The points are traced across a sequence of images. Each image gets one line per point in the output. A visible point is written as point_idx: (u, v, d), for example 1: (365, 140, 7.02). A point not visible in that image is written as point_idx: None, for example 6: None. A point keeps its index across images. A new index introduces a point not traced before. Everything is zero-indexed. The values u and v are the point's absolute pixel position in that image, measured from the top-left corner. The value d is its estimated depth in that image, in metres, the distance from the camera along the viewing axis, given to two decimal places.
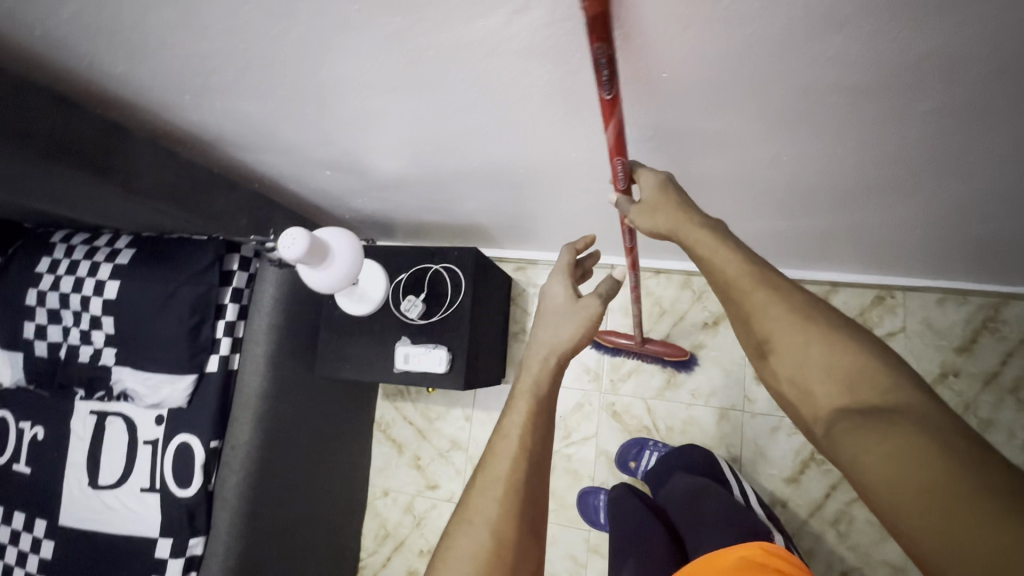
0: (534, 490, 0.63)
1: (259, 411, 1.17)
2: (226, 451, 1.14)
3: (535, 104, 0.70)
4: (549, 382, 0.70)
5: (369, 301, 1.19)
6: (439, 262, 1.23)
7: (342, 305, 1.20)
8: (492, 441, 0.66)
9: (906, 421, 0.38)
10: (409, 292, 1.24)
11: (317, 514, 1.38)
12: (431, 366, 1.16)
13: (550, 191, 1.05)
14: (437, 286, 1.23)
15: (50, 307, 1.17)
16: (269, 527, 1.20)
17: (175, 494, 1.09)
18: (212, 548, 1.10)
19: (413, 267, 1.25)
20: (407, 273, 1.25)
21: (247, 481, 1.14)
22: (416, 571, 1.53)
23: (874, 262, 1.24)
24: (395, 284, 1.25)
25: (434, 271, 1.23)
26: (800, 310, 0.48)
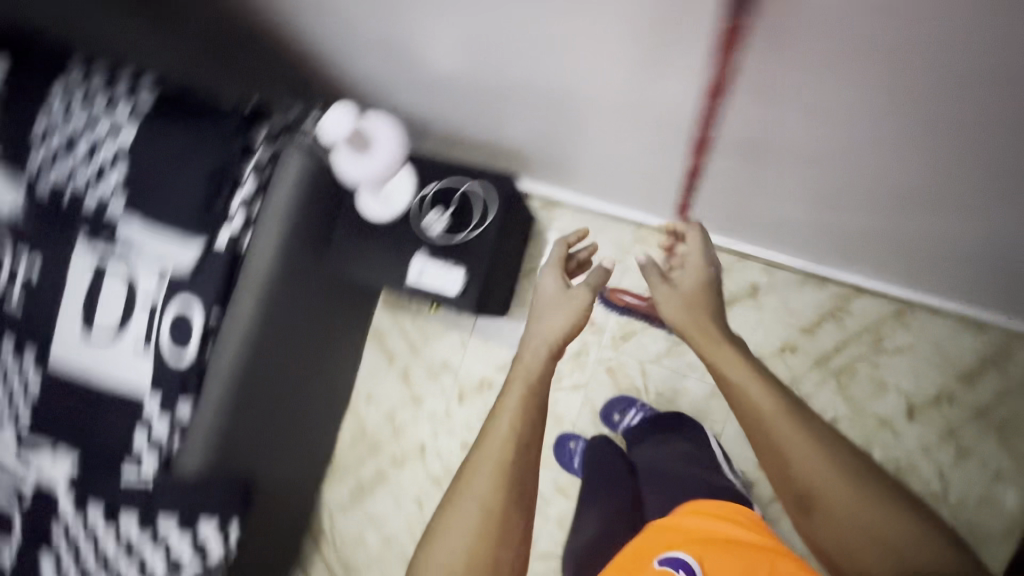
0: (527, 459, 0.71)
1: (262, 297, 1.12)
2: (221, 330, 1.09)
3: (631, 31, 0.63)
4: (542, 366, 0.81)
5: (391, 207, 1.16)
6: (470, 181, 1.18)
7: (362, 205, 1.16)
8: (486, 424, 0.74)
9: (906, 538, 0.73)
10: (434, 206, 1.18)
11: (300, 407, 1.38)
12: (444, 287, 1.15)
13: (605, 133, 0.98)
14: (464, 205, 1.18)
15: (59, 142, 1.11)
16: (256, 412, 1.20)
17: (168, 359, 1.09)
18: (196, 423, 1.09)
19: (441, 181, 1.19)
20: (433, 185, 1.19)
21: (240, 364, 1.11)
22: (386, 475, 1.59)
23: (909, 275, 1.21)
24: (419, 194, 1.19)
25: (464, 189, 1.18)
26: (834, 463, 0.79)
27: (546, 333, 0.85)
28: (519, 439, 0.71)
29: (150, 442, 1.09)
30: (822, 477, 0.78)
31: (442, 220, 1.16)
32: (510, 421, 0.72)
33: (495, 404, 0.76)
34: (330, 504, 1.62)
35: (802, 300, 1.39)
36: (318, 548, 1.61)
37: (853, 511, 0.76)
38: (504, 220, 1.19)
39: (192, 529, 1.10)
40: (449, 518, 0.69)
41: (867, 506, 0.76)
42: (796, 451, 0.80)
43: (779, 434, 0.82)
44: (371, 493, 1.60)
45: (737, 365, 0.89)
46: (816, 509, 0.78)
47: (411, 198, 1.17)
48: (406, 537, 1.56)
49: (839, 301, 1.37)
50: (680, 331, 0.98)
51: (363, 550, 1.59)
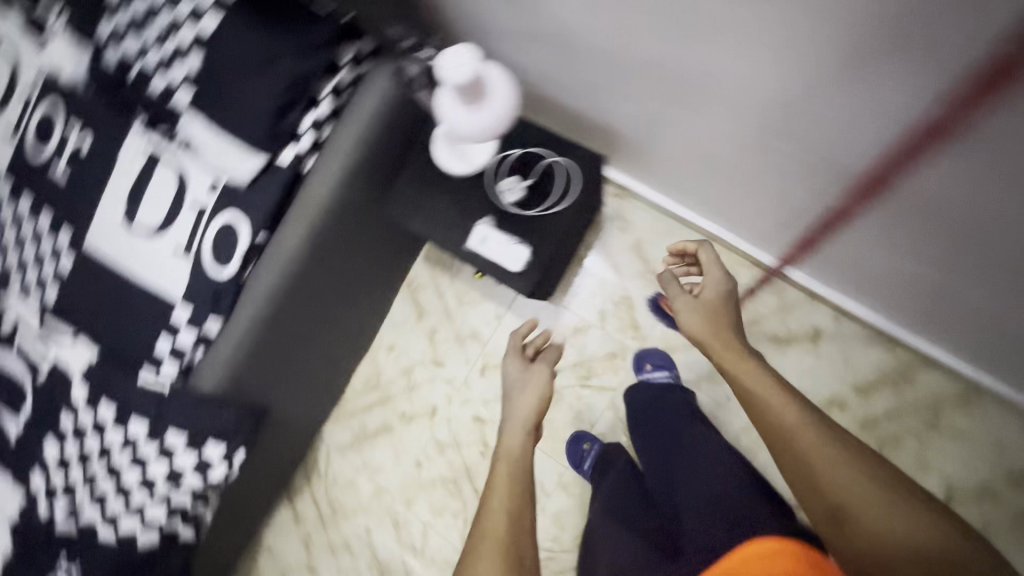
0: (521, 522, 0.92)
1: (314, 225, 1.06)
2: (267, 250, 1.05)
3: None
4: (517, 456, 1.04)
5: (465, 160, 1.06)
6: (559, 157, 1.12)
7: (434, 150, 1.07)
8: (476, 526, 0.93)
9: (939, 533, 0.71)
10: (512, 172, 1.11)
11: (325, 345, 1.33)
12: (506, 261, 1.08)
13: (737, 119, 0.89)
14: (544, 181, 1.11)
15: (135, 13, 1.03)
16: (283, 341, 1.15)
17: (207, 269, 1.03)
18: (224, 337, 1.06)
19: (528, 150, 1.12)
20: (517, 152, 1.12)
21: (278, 289, 1.07)
22: (391, 429, 1.57)
23: (995, 355, 1.12)
24: (500, 156, 1.12)
25: (547, 163, 1.11)
26: (851, 461, 0.79)
27: (516, 427, 1.11)
28: (512, 521, 0.91)
29: (172, 350, 1.05)
30: (838, 469, 0.78)
31: (517, 189, 1.09)
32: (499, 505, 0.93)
33: (483, 506, 0.96)
34: (330, 443, 1.60)
35: (864, 356, 1.31)
36: (309, 482, 1.60)
37: (863, 496, 0.75)
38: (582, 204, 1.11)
39: (197, 449, 1.06)
40: None
41: (881, 496, 0.75)
42: (817, 449, 0.80)
43: (806, 447, 0.80)
44: (372, 442, 1.58)
45: (760, 379, 0.90)
46: (846, 515, 0.75)
47: (490, 159, 1.07)
48: (398, 493, 1.55)
49: (903, 367, 1.29)
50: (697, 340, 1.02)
51: (353, 495, 1.58)
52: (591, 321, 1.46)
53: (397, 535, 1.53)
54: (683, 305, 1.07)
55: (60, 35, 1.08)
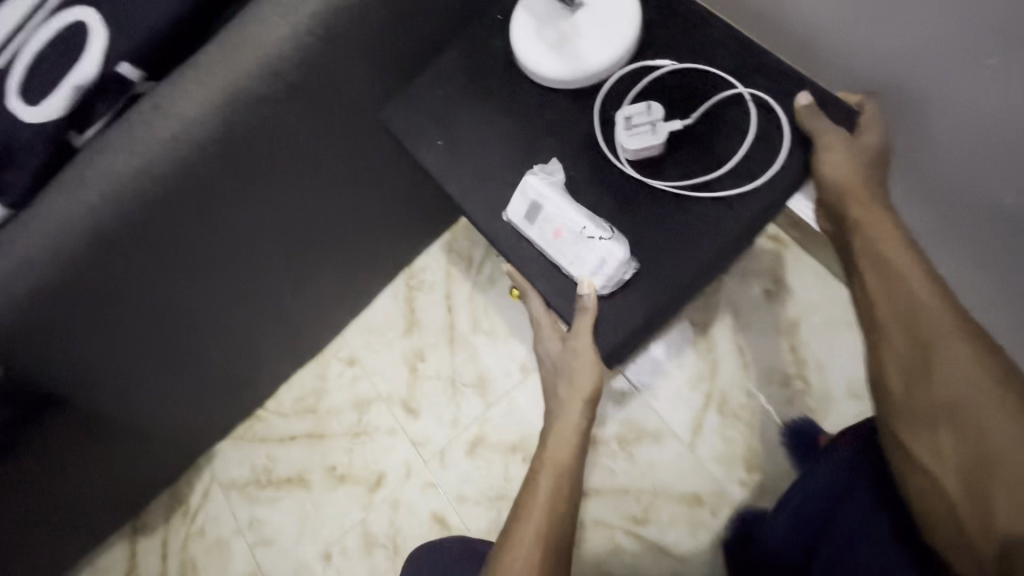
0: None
1: (244, 87, 0.54)
2: (140, 105, 0.54)
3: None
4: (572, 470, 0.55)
5: (566, 61, 0.58)
6: (753, 97, 0.58)
7: (515, 32, 0.60)
8: None
9: None
10: (652, 97, 0.59)
11: (233, 327, 0.79)
12: (572, 269, 0.56)
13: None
14: (708, 135, 0.58)
15: None
16: (134, 289, 0.62)
17: (10, 98, 0.51)
18: (6, 240, 0.54)
19: (696, 69, 0.59)
20: (674, 67, 0.59)
21: (137, 184, 0.54)
22: (307, 483, 0.99)
23: None
24: (638, 70, 0.60)
25: (724, 99, 0.58)
26: (976, 346, 0.44)
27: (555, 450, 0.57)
28: None
29: None
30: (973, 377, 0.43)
31: (652, 131, 0.56)
32: None
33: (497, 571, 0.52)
34: (215, 473, 1.02)
35: None
36: (164, 521, 1.02)
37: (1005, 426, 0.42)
38: (764, 200, 0.56)
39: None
40: None
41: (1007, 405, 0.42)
42: (929, 309, 0.46)
43: (905, 301, 0.47)
44: (274, 494, 1.00)
45: (897, 243, 0.49)
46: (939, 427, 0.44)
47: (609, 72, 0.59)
48: None
49: None
50: (835, 194, 0.53)
51: (218, 565, 0.99)
52: (677, 429, 0.85)
53: None
54: (832, 144, 0.54)
55: None
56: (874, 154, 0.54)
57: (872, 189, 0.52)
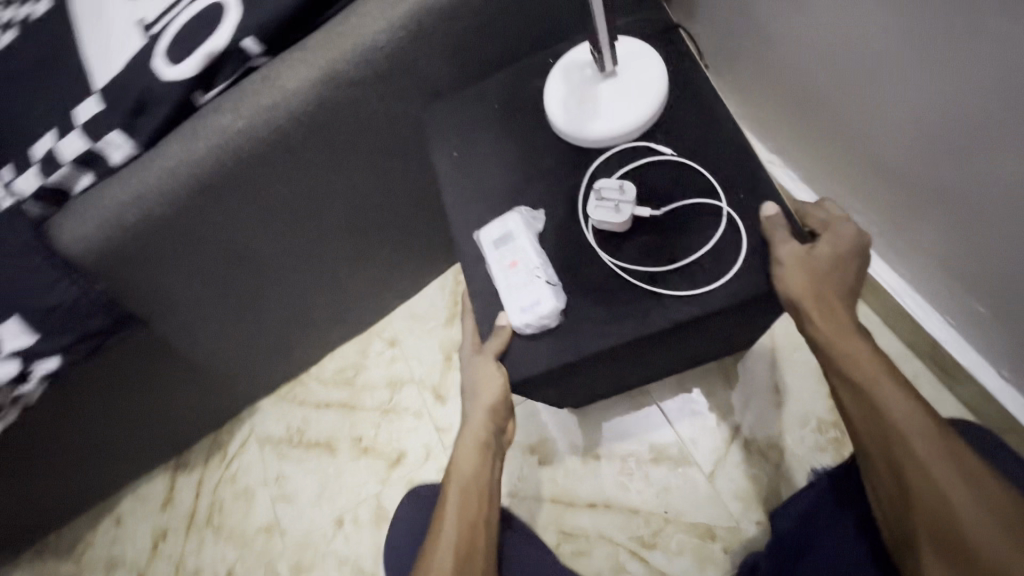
0: None
1: (340, 67, 0.62)
2: (253, 75, 0.63)
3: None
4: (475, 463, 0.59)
5: (571, 120, 0.61)
6: (731, 217, 0.57)
7: (551, 82, 0.63)
8: None
9: None
10: (639, 176, 0.60)
11: (296, 288, 0.87)
12: (506, 300, 0.57)
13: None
14: (672, 233, 0.58)
15: None
16: (219, 233, 0.71)
17: (153, 59, 0.62)
18: (130, 174, 0.63)
19: (691, 169, 0.59)
20: (671, 161, 0.60)
21: (240, 142, 0.63)
22: (333, 450, 1.05)
23: None
24: (638, 149, 0.61)
25: (705, 204, 0.58)
26: (954, 459, 0.46)
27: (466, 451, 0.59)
28: None
29: (46, 155, 0.65)
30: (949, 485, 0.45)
31: (614, 209, 0.57)
32: None
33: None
34: (255, 425, 1.10)
35: None
36: (204, 461, 1.11)
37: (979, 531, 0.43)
38: (695, 309, 0.55)
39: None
40: None
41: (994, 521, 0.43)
42: (906, 426, 0.47)
43: (880, 419, 0.48)
44: (302, 453, 1.06)
45: (862, 350, 0.51)
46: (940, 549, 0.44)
47: (597, 140, 0.61)
48: (295, 546, 1.01)
49: None
50: (801, 314, 0.53)
51: (242, 511, 1.06)
52: (699, 457, 0.83)
53: None
54: (788, 259, 0.53)
55: None
56: (832, 262, 0.53)
57: (831, 301, 0.52)
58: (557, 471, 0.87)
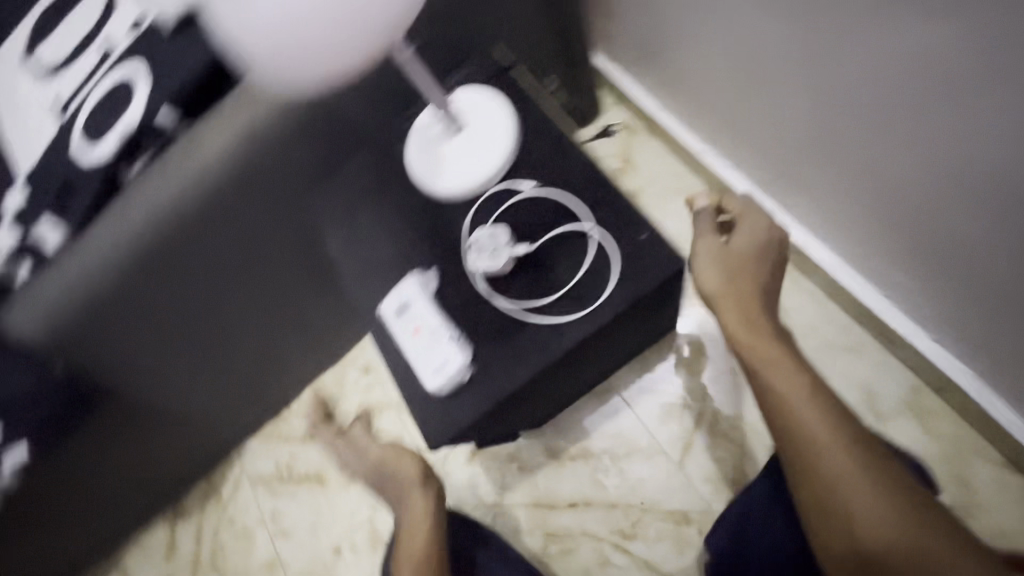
0: None
1: (256, 128, 0.62)
2: (171, 149, 0.63)
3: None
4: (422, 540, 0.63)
5: (428, 175, 0.61)
6: (597, 234, 0.58)
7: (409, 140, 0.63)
8: None
9: None
10: (513, 216, 0.60)
11: (258, 337, 0.87)
12: (416, 365, 0.58)
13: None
14: (553, 261, 0.58)
15: None
16: (164, 303, 0.71)
17: (71, 141, 0.63)
18: (68, 258, 0.64)
19: (552, 197, 0.60)
20: (535, 195, 0.60)
21: (170, 211, 0.63)
22: (323, 481, 1.07)
23: None
24: (505, 190, 0.61)
25: (572, 227, 0.58)
26: (857, 439, 0.45)
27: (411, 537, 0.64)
28: None
29: None
30: (877, 494, 0.43)
31: (493, 256, 0.57)
32: None
33: None
34: (246, 466, 1.12)
35: None
36: (200, 508, 1.13)
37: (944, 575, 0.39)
38: (598, 326, 0.55)
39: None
40: None
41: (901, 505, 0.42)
42: (813, 409, 0.47)
43: (787, 401, 0.48)
44: (293, 489, 1.09)
45: (768, 336, 0.53)
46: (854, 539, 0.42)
47: (467, 191, 0.60)
48: None
49: None
50: (715, 304, 0.56)
51: (242, 552, 1.08)
52: (667, 446, 0.87)
53: None
54: (704, 249, 0.58)
55: None
56: (748, 252, 0.57)
57: (746, 294, 0.55)
58: (535, 474, 0.90)
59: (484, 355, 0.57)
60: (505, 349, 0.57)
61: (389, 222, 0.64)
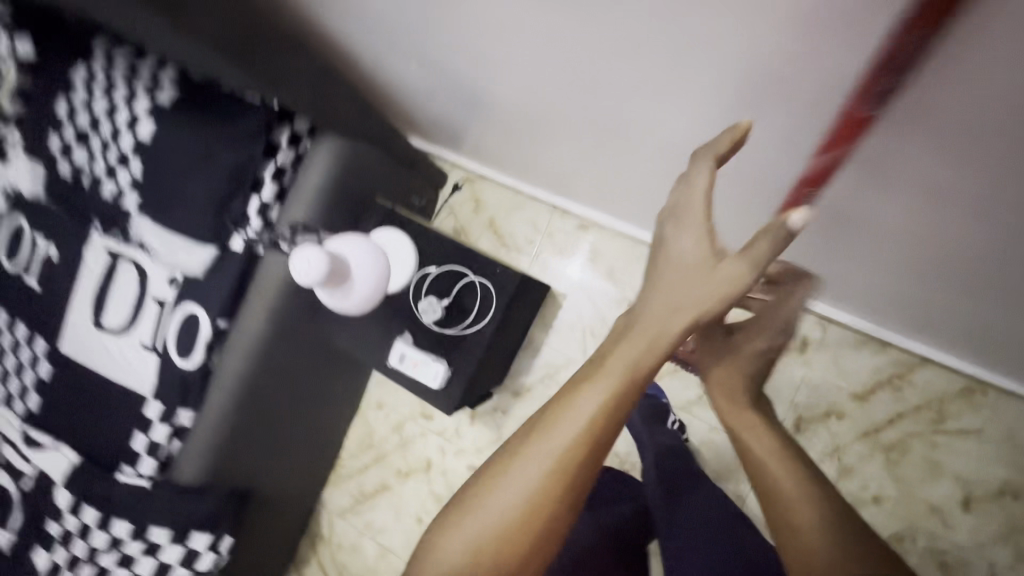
0: (581, 486, 0.56)
1: (274, 305, 1.05)
2: (231, 336, 1.05)
3: (716, 16, 0.53)
4: (653, 363, 0.56)
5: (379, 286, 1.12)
6: (478, 277, 1.12)
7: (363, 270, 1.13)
8: (496, 480, 0.57)
9: None
10: (434, 287, 1.12)
11: (312, 419, 1.32)
12: (422, 379, 1.08)
13: None
14: (463, 299, 1.11)
15: (81, 127, 1.04)
16: (257, 424, 1.13)
17: (173, 361, 1.05)
18: (200, 423, 1.06)
19: (448, 268, 1.13)
20: (439, 271, 1.13)
21: (246, 370, 1.06)
22: (387, 488, 1.55)
23: (975, 348, 1.08)
24: (421, 275, 1.13)
25: (465, 280, 1.12)
26: None
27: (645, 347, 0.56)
28: (580, 454, 0.54)
29: (148, 446, 1.06)
30: None
31: (433, 311, 1.10)
32: (539, 477, 0.55)
33: (535, 431, 0.57)
34: (332, 507, 1.58)
35: (849, 362, 1.27)
36: (315, 549, 1.58)
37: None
38: (498, 319, 1.10)
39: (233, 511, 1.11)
40: (478, 503, 0.58)
41: None
42: None
43: None
44: (372, 504, 1.56)
45: None
46: None
47: (404, 285, 1.12)
48: (401, 554, 1.51)
49: (898, 370, 1.23)
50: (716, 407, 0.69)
51: (358, 559, 1.55)
52: (573, 356, 1.44)
53: None
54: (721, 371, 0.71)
55: (18, 153, 1.11)
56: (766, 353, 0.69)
57: None
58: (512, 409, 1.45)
59: (449, 358, 1.09)
60: (459, 351, 1.09)
61: (367, 320, 1.12)
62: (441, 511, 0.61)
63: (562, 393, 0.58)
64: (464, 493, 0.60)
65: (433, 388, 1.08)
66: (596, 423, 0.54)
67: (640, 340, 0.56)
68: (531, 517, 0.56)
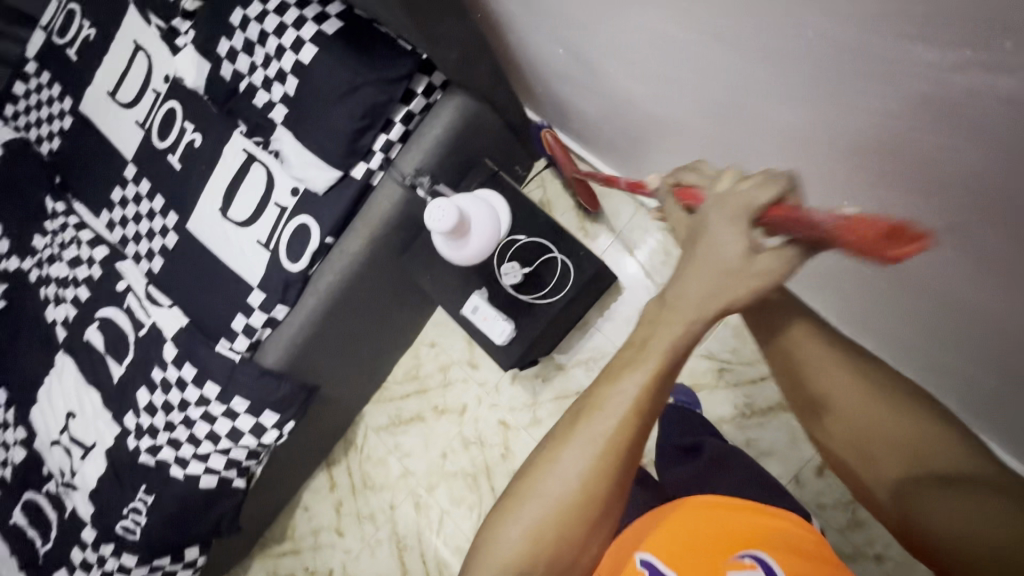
0: (629, 460, 0.61)
1: (375, 232, 1.18)
2: (334, 248, 1.18)
3: (866, 86, 0.58)
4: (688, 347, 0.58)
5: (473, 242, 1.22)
6: (560, 256, 1.20)
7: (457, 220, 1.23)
8: (543, 461, 0.64)
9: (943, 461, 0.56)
10: (518, 254, 1.22)
11: (378, 342, 1.45)
12: (489, 333, 1.18)
13: None
14: (542, 271, 1.20)
15: (249, 37, 1.17)
16: (334, 333, 1.27)
17: (280, 262, 1.18)
18: (290, 319, 1.21)
19: (535, 240, 1.22)
20: (527, 241, 1.22)
21: (339, 283, 1.19)
22: (422, 418, 1.69)
23: None
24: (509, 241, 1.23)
25: (548, 256, 1.20)
26: (869, 385, 0.62)
27: (687, 310, 0.56)
28: (625, 438, 0.60)
29: (245, 328, 1.21)
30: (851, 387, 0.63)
31: (513, 275, 1.18)
32: (582, 459, 0.61)
33: (578, 412, 0.63)
34: (370, 422, 1.74)
35: None
36: (346, 454, 1.76)
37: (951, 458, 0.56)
38: (569, 298, 1.18)
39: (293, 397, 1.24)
40: (529, 479, 0.64)
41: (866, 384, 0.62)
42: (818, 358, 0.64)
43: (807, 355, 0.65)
44: (405, 429, 1.71)
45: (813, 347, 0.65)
46: (827, 412, 0.64)
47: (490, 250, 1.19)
48: (420, 479, 1.67)
49: None
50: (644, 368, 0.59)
51: (381, 472, 1.72)
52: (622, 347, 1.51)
53: (416, 514, 1.65)
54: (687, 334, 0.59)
55: (188, 46, 1.27)
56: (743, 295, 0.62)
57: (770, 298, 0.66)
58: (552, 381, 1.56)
59: (516, 321, 1.18)
60: (527, 317, 1.18)
61: (448, 266, 1.22)
62: (499, 504, 0.67)
63: (603, 376, 0.62)
64: (514, 491, 0.66)
65: (496, 343, 1.19)
66: (634, 413, 0.59)
67: (677, 324, 0.57)
68: (585, 502, 0.61)
